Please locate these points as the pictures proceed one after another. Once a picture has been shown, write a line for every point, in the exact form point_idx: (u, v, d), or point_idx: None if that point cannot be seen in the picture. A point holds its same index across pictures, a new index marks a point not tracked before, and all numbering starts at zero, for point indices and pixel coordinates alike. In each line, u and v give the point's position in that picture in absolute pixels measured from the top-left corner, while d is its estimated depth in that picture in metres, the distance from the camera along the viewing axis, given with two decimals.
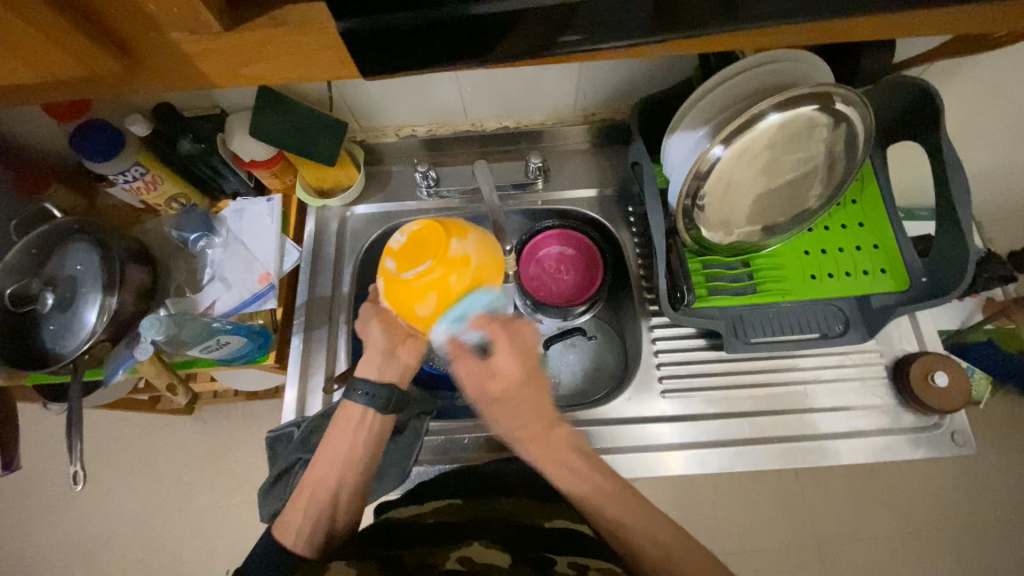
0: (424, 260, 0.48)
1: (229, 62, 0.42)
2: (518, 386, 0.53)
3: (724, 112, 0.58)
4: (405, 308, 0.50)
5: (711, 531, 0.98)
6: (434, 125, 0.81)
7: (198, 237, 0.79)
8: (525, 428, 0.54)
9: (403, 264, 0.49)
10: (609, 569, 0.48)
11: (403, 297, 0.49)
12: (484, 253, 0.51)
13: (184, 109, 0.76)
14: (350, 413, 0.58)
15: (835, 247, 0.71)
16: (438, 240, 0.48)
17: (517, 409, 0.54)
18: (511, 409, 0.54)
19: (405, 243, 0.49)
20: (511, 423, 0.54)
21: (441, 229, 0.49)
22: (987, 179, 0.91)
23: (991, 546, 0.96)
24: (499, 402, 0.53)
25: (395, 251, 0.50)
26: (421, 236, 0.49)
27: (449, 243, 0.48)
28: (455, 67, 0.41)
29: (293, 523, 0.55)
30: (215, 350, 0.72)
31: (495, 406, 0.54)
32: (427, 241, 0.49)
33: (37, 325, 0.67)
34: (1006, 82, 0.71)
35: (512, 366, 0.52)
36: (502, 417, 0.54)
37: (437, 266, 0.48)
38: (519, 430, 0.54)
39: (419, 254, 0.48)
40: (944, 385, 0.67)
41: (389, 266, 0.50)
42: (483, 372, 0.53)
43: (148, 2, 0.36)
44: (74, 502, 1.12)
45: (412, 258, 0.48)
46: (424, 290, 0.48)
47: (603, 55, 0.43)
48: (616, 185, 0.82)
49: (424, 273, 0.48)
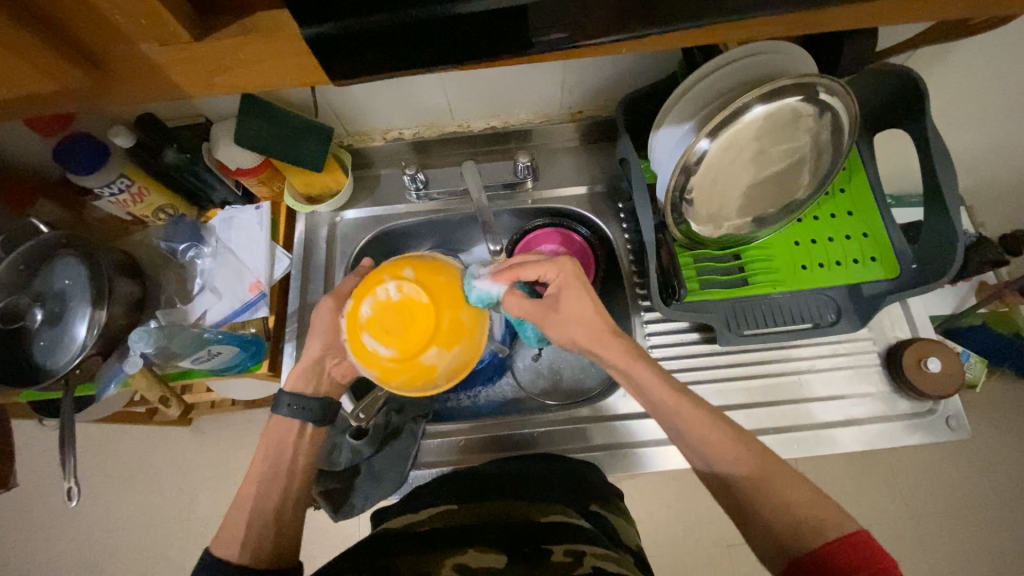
0: (393, 346, 0.50)
1: (202, 72, 0.42)
2: (569, 271, 0.55)
3: (708, 106, 0.58)
4: (356, 351, 0.53)
5: (711, 520, 1.00)
6: (421, 127, 0.81)
7: (186, 247, 0.79)
8: (599, 316, 0.55)
9: (374, 329, 0.51)
10: (606, 555, 0.47)
11: (358, 346, 0.52)
12: (455, 369, 0.53)
13: (167, 120, 0.75)
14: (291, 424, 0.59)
15: (825, 236, 0.71)
16: (417, 340, 0.50)
17: (582, 296, 0.55)
18: (580, 302, 0.55)
19: (393, 313, 0.51)
20: (582, 315, 0.55)
21: (431, 331, 0.51)
22: (974, 162, 0.91)
23: (992, 527, 0.96)
24: (566, 287, 0.55)
25: (377, 303, 0.52)
26: (410, 317, 0.51)
27: (427, 350, 0.50)
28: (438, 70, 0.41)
29: (235, 538, 0.53)
30: (205, 360, 0.71)
31: (565, 302, 0.55)
32: (410, 328, 0.51)
33: (28, 342, 0.67)
34: (989, 65, 0.71)
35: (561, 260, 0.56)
36: (580, 308, 0.55)
37: (400, 358, 0.50)
38: (590, 323, 0.55)
39: (396, 338, 0.50)
40: (936, 370, 0.68)
41: (363, 312, 0.52)
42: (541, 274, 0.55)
43: (114, 13, 0.36)
44: (74, 517, 1.12)
45: (386, 333, 0.51)
46: (376, 361, 0.51)
47: (581, 52, 0.43)
48: (605, 181, 0.82)
49: (386, 353, 0.51)
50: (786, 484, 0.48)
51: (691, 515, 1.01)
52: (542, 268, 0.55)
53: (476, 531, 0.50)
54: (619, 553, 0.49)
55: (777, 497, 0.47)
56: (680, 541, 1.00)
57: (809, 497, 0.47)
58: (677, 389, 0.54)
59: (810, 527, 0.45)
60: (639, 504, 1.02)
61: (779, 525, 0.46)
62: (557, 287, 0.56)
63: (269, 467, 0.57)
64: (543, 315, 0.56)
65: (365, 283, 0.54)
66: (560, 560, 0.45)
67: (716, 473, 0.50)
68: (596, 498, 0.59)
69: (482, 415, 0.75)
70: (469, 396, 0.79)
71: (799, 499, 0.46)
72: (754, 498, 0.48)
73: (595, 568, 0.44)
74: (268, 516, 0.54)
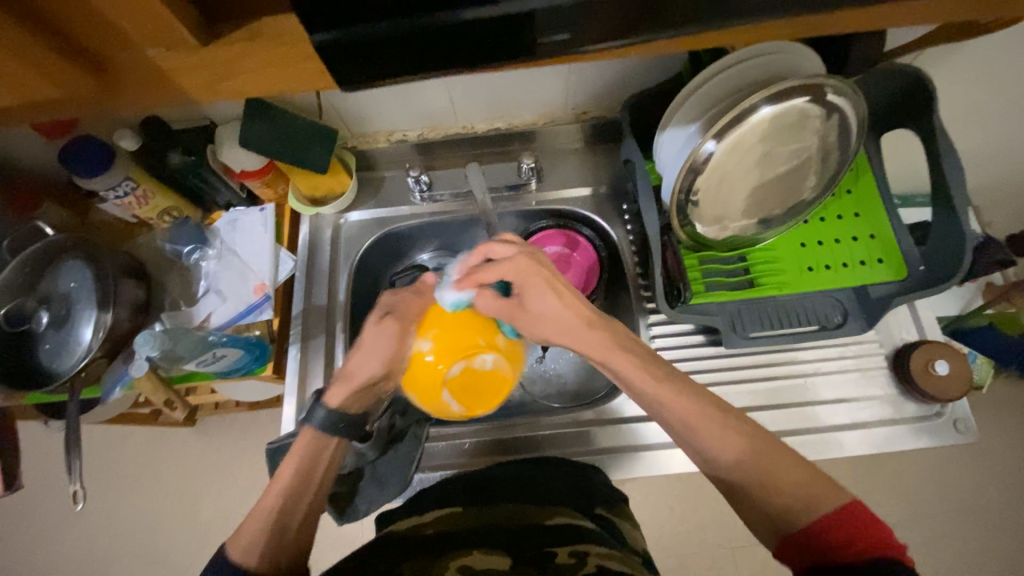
0: (465, 405, 0.57)
1: (207, 78, 0.42)
2: (528, 270, 0.53)
3: (715, 107, 0.58)
4: (423, 389, 0.56)
5: (715, 522, 1.00)
6: (425, 129, 0.80)
7: (191, 249, 0.79)
8: (573, 313, 0.53)
9: (455, 387, 0.56)
10: (610, 554, 0.46)
11: (428, 390, 0.56)
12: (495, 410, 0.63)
13: (172, 121, 0.76)
14: (326, 439, 0.58)
15: (831, 238, 0.71)
16: (486, 404, 0.58)
17: (557, 300, 0.53)
18: (551, 304, 0.53)
19: (479, 377, 0.56)
20: (552, 316, 0.53)
21: (499, 397, 0.59)
22: (983, 161, 0.90)
23: (999, 530, 0.95)
24: (529, 283, 0.53)
25: (468, 367, 0.55)
26: (489, 385, 0.57)
27: (488, 409, 0.59)
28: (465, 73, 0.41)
29: (252, 547, 0.51)
30: (211, 363, 0.72)
31: (531, 301, 0.53)
32: (486, 393, 0.58)
33: (34, 345, 0.67)
34: (999, 65, 0.70)
35: (516, 260, 0.53)
36: (549, 305, 0.53)
37: (464, 412, 0.58)
38: (563, 321, 0.53)
39: (471, 399, 0.57)
40: (945, 373, 0.67)
41: (453, 371, 0.55)
42: (497, 275, 0.53)
43: (120, 21, 0.36)
44: (79, 518, 1.12)
45: (465, 394, 0.57)
46: (439, 406, 0.57)
47: (588, 56, 0.43)
48: (610, 183, 0.81)
49: (454, 408, 0.57)
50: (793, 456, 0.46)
51: (696, 518, 1.01)
52: (495, 268, 0.53)
53: (478, 536, 0.50)
54: (623, 553, 0.48)
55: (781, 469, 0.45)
56: (684, 543, 1.00)
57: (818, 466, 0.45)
58: (658, 374, 0.52)
59: (812, 503, 0.43)
60: (642, 506, 1.02)
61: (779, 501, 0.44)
62: (519, 284, 0.53)
63: (300, 476, 0.56)
64: (513, 312, 0.54)
65: (454, 337, 0.54)
66: (563, 562, 0.44)
67: (722, 456, 0.49)
68: (600, 502, 0.59)
69: (487, 416, 0.75)
70: None
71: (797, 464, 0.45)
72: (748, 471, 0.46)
73: (598, 566, 0.43)
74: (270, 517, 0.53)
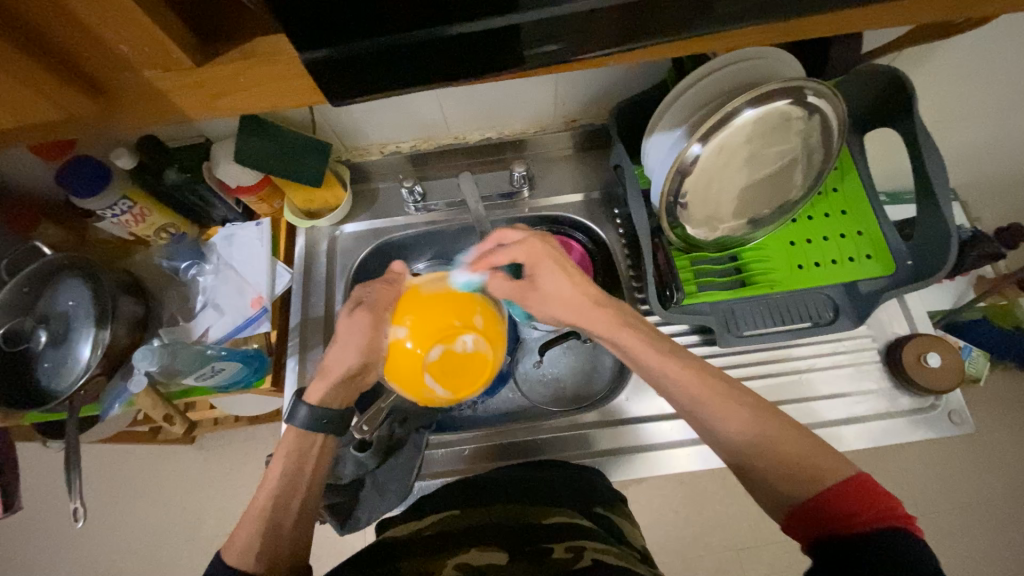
0: (450, 389, 0.57)
1: (202, 96, 0.43)
2: (537, 251, 0.57)
3: (699, 111, 0.59)
4: (404, 376, 0.56)
5: (719, 523, 1.00)
6: (418, 141, 0.82)
7: (188, 265, 0.80)
8: (578, 290, 0.57)
9: (436, 371, 0.55)
10: (608, 550, 0.47)
11: (410, 377, 0.56)
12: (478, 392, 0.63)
13: (169, 139, 0.77)
14: (313, 436, 0.58)
15: (821, 236, 0.72)
16: (470, 386, 0.58)
17: (562, 278, 0.57)
18: (557, 282, 0.57)
19: (460, 361, 0.56)
20: (557, 292, 0.57)
21: (483, 378, 0.58)
22: (966, 157, 0.92)
23: (1003, 523, 0.95)
24: (539, 263, 0.57)
25: (447, 349, 0.55)
26: (471, 367, 0.57)
27: (472, 390, 0.59)
28: (455, 84, 0.42)
29: (249, 549, 0.51)
30: (209, 377, 0.73)
31: (540, 279, 0.57)
32: (469, 376, 0.57)
33: (33, 364, 0.67)
34: (975, 64, 0.72)
35: (527, 244, 0.57)
36: (557, 284, 0.57)
37: (448, 395, 0.57)
38: (568, 297, 0.57)
39: (454, 383, 0.57)
40: (937, 365, 0.68)
41: (432, 356, 0.55)
42: (508, 257, 0.58)
43: (118, 43, 0.38)
44: (79, 538, 1.11)
45: (447, 376, 0.56)
46: (422, 392, 0.57)
47: (573, 65, 0.44)
48: (601, 188, 0.83)
49: (440, 393, 0.57)
50: (786, 443, 0.46)
51: (699, 520, 1.01)
52: (506, 251, 0.58)
53: (477, 534, 0.50)
54: (620, 546, 0.49)
55: (778, 458, 0.45)
56: (688, 546, 1.00)
57: (812, 452, 0.45)
58: (662, 349, 0.54)
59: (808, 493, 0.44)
60: (645, 510, 1.01)
61: (777, 491, 0.44)
62: (530, 265, 0.58)
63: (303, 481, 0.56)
64: (524, 293, 0.58)
65: (430, 320, 0.55)
66: (560, 557, 0.44)
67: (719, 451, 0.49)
68: (599, 501, 0.59)
69: (486, 423, 0.75)
70: (470, 406, 0.79)
71: (790, 452, 0.45)
72: (745, 461, 0.47)
73: (595, 560, 0.44)
74: (271, 526, 0.53)
